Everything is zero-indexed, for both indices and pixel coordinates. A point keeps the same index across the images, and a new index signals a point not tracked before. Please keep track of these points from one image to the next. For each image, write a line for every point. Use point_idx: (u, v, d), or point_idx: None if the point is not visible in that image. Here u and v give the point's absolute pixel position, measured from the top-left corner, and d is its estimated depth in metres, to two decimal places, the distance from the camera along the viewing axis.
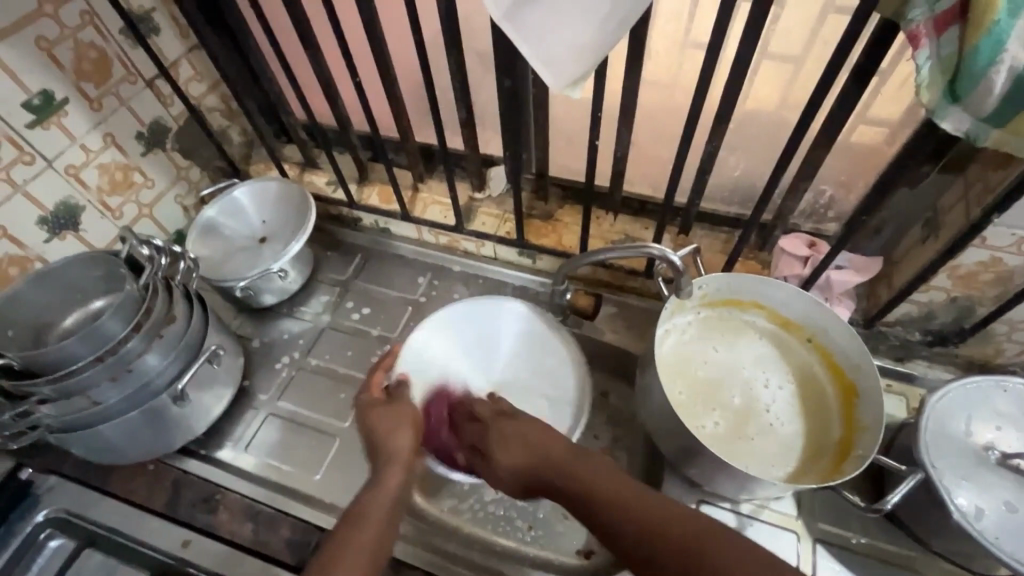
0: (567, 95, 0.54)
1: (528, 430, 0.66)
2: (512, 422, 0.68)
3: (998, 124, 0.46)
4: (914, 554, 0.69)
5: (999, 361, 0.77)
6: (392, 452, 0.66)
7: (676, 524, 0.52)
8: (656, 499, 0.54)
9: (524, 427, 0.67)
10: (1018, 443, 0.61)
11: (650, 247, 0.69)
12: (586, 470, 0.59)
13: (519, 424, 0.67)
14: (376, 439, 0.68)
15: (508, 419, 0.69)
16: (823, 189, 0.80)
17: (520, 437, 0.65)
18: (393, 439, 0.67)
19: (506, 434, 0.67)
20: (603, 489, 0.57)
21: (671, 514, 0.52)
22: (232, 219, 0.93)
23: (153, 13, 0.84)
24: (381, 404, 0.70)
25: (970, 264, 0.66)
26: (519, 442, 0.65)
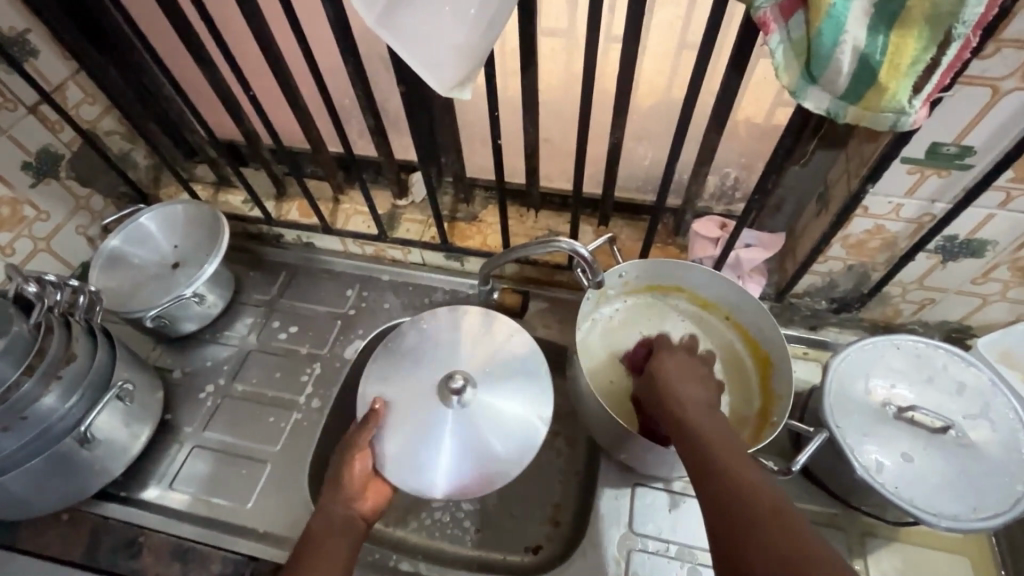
0: (454, 96, 0.54)
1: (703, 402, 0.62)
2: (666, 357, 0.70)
3: (852, 101, 0.49)
4: (836, 511, 0.73)
5: (899, 321, 0.82)
6: (344, 489, 0.65)
7: (764, 517, 0.47)
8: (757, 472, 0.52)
9: (706, 406, 0.61)
10: (912, 396, 0.65)
11: (561, 242, 0.70)
12: (732, 449, 0.55)
13: (686, 400, 0.62)
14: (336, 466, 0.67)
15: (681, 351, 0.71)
16: (727, 172, 0.83)
17: (678, 384, 0.65)
18: (352, 477, 0.66)
19: (684, 399, 0.62)
20: (728, 465, 0.52)
21: (755, 496, 0.49)
22: (139, 247, 0.89)
23: (28, 35, 0.78)
24: (349, 440, 0.68)
25: (858, 233, 0.70)
26: (704, 403, 0.61)
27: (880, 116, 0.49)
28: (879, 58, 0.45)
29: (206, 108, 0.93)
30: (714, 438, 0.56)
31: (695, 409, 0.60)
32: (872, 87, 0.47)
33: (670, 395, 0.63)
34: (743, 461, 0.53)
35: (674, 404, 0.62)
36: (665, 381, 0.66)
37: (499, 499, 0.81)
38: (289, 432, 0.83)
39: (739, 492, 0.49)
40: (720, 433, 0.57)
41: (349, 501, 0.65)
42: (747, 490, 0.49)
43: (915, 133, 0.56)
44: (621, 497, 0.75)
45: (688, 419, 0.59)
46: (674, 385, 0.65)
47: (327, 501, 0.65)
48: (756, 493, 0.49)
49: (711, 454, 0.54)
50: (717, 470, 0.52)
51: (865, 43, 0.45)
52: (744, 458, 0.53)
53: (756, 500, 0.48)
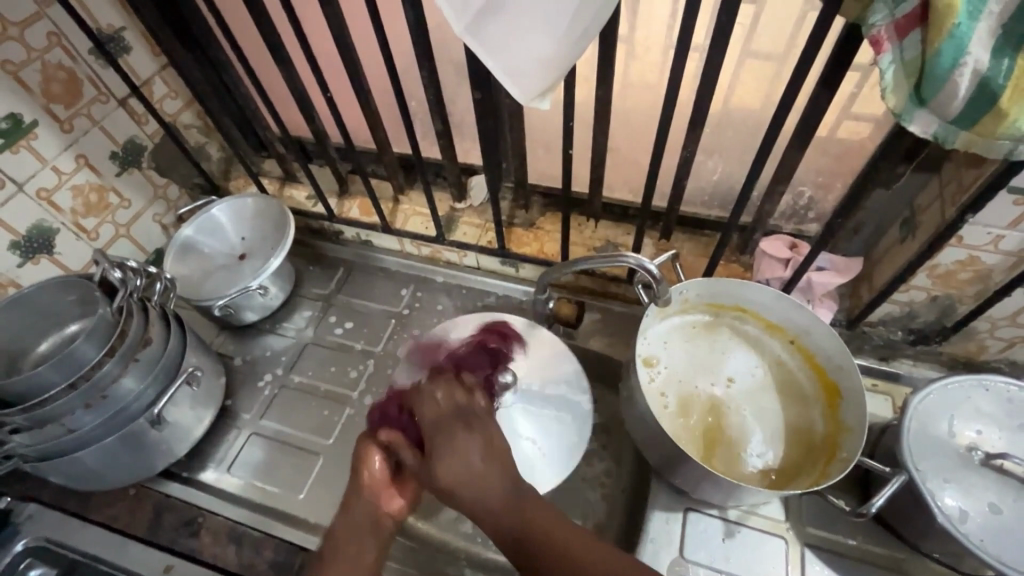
0: (534, 106, 0.53)
1: (472, 453, 0.55)
2: (430, 408, 0.59)
3: (964, 126, 0.46)
4: (902, 556, 0.69)
5: (983, 358, 0.76)
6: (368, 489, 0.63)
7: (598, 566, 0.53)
8: (577, 532, 0.55)
9: (477, 452, 0.56)
10: (1002, 442, 0.61)
11: (627, 256, 0.69)
12: (503, 492, 0.55)
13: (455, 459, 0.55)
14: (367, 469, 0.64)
15: (444, 433, 0.57)
16: (802, 190, 0.80)
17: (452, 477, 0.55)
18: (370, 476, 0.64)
19: (455, 470, 0.55)
20: (557, 538, 0.54)
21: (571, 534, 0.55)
22: (210, 237, 0.93)
23: (123, 32, 0.83)
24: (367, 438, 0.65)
25: (948, 263, 0.66)
26: (446, 419, 0.58)
27: (995, 143, 0.46)
28: (1002, 83, 0.42)
29: (280, 106, 0.96)
30: (458, 488, 0.55)
31: (443, 430, 0.57)
32: (990, 113, 0.44)
33: (454, 489, 0.55)
34: (535, 502, 0.57)
35: (427, 464, 0.57)
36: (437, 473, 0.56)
37: None
38: (341, 426, 0.85)
39: (540, 535, 0.54)
40: (461, 472, 0.55)
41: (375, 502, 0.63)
42: (573, 546, 0.54)
43: None
44: (673, 520, 0.73)
45: (453, 491, 0.55)
46: (432, 457, 0.56)
47: (357, 503, 0.63)
48: (587, 554, 0.54)
49: (527, 509, 0.56)
50: (512, 516, 0.55)
51: (988, 65, 0.42)
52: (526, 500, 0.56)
53: (582, 556, 0.53)
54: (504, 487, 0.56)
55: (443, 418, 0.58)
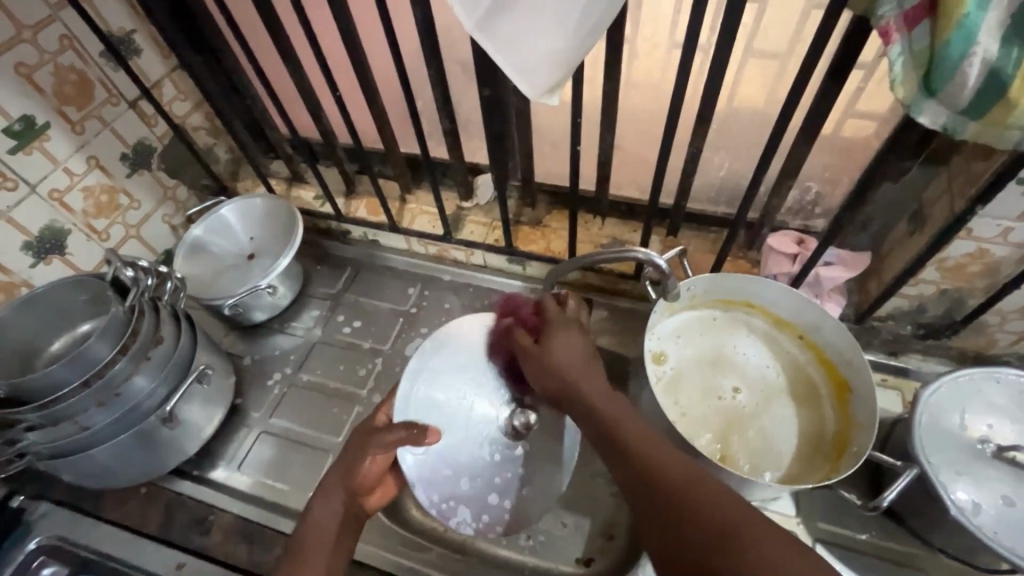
0: (543, 102, 0.54)
1: (578, 352, 0.62)
2: (562, 334, 0.64)
3: (973, 117, 0.46)
4: (914, 551, 0.68)
5: (992, 352, 0.76)
6: (355, 483, 0.64)
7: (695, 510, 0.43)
8: (680, 460, 0.48)
9: (579, 353, 0.62)
10: (1014, 435, 0.61)
11: (636, 251, 0.69)
12: (601, 401, 0.57)
13: (552, 353, 0.63)
14: (351, 464, 0.64)
15: (561, 327, 0.65)
16: (809, 186, 0.80)
17: (563, 360, 0.62)
18: (367, 471, 0.65)
19: (556, 353, 0.63)
20: (609, 417, 0.54)
21: (676, 463, 0.47)
22: (220, 237, 0.93)
23: (133, 35, 0.84)
24: (366, 436, 0.65)
25: (957, 256, 0.66)
26: (584, 355, 0.62)
27: (1004, 133, 0.46)
28: (1012, 73, 0.42)
29: (288, 107, 0.96)
30: (558, 376, 0.61)
31: (563, 322, 0.66)
32: (999, 104, 0.44)
33: (548, 362, 0.63)
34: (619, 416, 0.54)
35: (541, 360, 0.64)
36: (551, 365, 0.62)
37: (555, 509, 0.79)
38: (350, 424, 0.85)
39: (646, 454, 0.49)
40: (570, 360, 0.62)
41: (355, 496, 0.64)
42: (656, 452, 0.49)
43: None
44: None
45: (556, 366, 0.62)
46: (547, 342, 0.64)
47: (332, 493, 0.63)
48: (664, 456, 0.48)
49: (578, 386, 0.59)
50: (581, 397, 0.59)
51: (997, 55, 0.42)
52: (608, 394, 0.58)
53: (641, 449, 0.49)
54: (603, 389, 0.59)
55: (560, 323, 0.66)
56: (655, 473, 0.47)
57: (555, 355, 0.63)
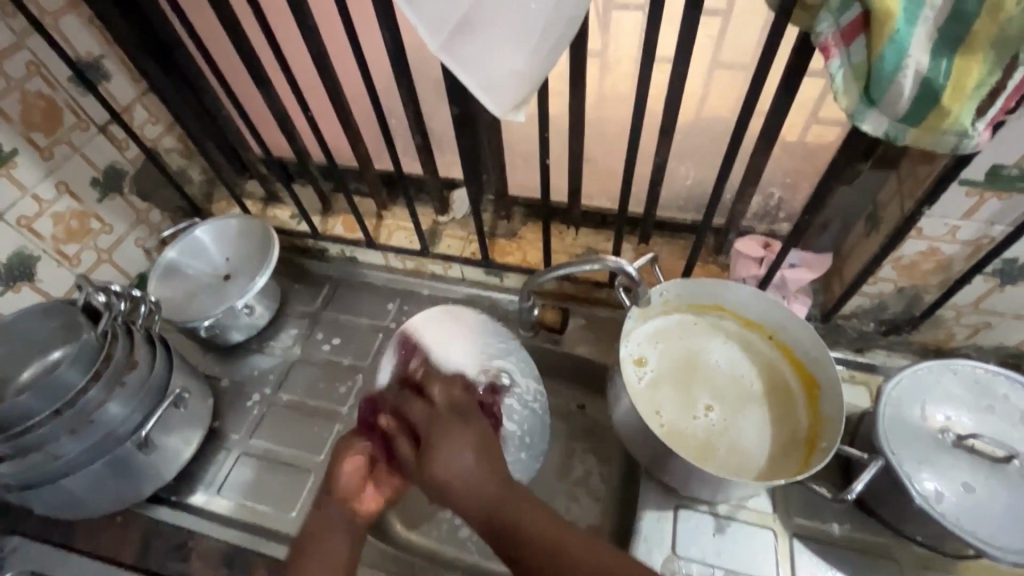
0: (509, 118, 0.56)
1: (452, 419, 0.58)
2: (453, 432, 0.57)
3: (912, 124, 0.49)
4: (886, 541, 0.70)
5: (952, 345, 0.79)
6: (336, 491, 0.65)
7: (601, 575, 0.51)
8: (590, 542, 0.53)
9: (470, 454, 0.56)
10: (972, 423, 0.63)
11: (607, 259, 0.71)
12: (519, 514, 0.54)
13: (448, 461, 0.55)
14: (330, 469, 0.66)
15: (455, 421, 0.58)
16: (771, 192, 0.83)
17: (446, 478, 0.55)
18: (345, 476, 0.65)
19: (442, 470, 0.55)
20: (525, 524, 0.53)
21: (583, 543, 0.53)
22: (194, 259, 0.93)
23: (102, 60, 0.84)
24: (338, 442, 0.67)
25: (911, 255, 0.69)
26: (443, 414, 0.59)
27: (942, 138, 0.49)
28: (943, 82, 0.45)
29: (261, 127, 0.97)
30: (460, 495, 0.55)
31: (443, 423, 0.58)
32: (935, 110, 0.47)
33: (435, 478, 0.55)
34: (525, 497, 0.55)
35: (433, 485, 0.56)
36: (439, 481, 0.55)
37: None
38: (331, 442, 0.85)
39: (550, 540, 0.53)
40: (467, 479, 0.55)
41: (343, 497, 0.64)
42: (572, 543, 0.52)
43: (976, 156, 0.55)
44: (664, 518, 0.74)
45: (450, 484, 0.55)
46: (432, 448, 0.56)
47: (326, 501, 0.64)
48: (572, 537, 0.53)
49: (458, 485, 0.55)
50: (513, 510, 0.54)
51: (928, 66, 0.45)
52: (518, 491, 0.55)
53: (534, 524, 0.53)
54: (494, 494, 0.54)
55: (445, 429, 0.57)
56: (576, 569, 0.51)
57: (443, 468, 0.55)
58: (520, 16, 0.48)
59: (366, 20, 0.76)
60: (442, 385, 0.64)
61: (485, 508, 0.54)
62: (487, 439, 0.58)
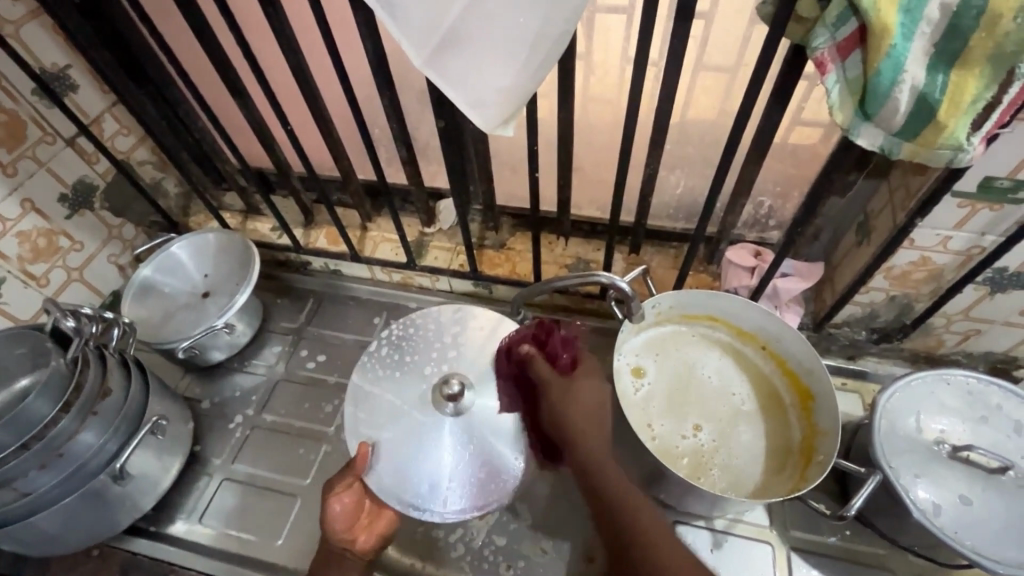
0: (497, 134, 0.54)
1: (597, 396, 0.70)
2: (580, 395, 0.70)
3: (907, 139, 0.48)
4: (883, 552, 0.70)
5: (942, 352, 0.80)
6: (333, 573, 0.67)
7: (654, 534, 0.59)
8: (666, 532, 0.60)
9: (601, 443, 0.67)
10: (966, 434, 0.63)
11: (599, 274, 0.69)
12: (614, 475, 0.64)
13: (590, 452, 0.66)
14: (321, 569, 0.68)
15: (573, 385, 0.71)
16: (762, 200, 0.83)
17: (601, 466, 0.65)
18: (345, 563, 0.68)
19: (581, 398, 0.70)
20: (620, 495, 0.63)
21: (660, 534, 0.59)
22: (171, 277, 0.89)
23: (68, 70, 0.80)
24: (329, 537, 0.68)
25: (903, 265, 0.68)
26: (586, 415, 0.68)
27: (937, 153, 0.48)
28: (938, 97, 0.44)
29: (239, 138, 0.94)
30: (596, 472, 0.65)
31: (592, 377, 0.72)
32: (930, 125, 0.46)
33: (581, 462, 0.67)
34: (623, 488, 0.63)
35: (569, 435, 0.68)
36: (582, 453, 0.66)
37: (532, 536, 0.78)
38: (318, 464, 0.82)
39: (639, 535, 0.60)
40: (597, 459, 0.66)
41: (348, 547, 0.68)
42: (640, 516, 0.61)
43: (969, 168, 0.55)
44: None
45: (577, 444, 0.67)
46: (557, 404, 0.70)
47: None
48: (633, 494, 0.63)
49: (583, 431, 0.68)
50: (588, 440, 0.67)
51: (924, 82, 0.44)
52: (608, 465, 0.65)
53: (640, 517, 0.61)
54: (597, 451, 0.66)
55: (586, 371, 0.73)
56: (629, 522, 0.61)
57: (596, 463, 0.66)
58: (506, 31, 0.46)
59: (346, 28, 0.74)
60: (587, 377, 0.72)
61: (584, 454, 0.66)
62: (604, 401, 0.70)
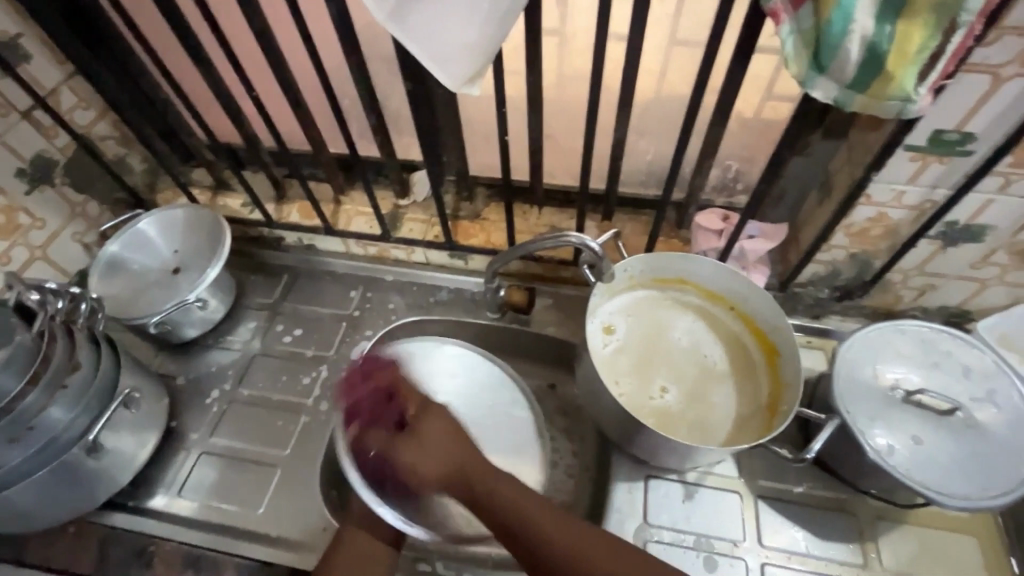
0: (464, 92, 0.54)
1: (442, 429, 0.63)
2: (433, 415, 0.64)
3: (859, 90, 0.50)
4: (844, 497, 0.74)
5: (900, 308, 0.83)
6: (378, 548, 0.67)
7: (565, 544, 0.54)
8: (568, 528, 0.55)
9: (450, 444, 0.62)
10: (919, 379, 0.67)
11: (570, 235, 0.71)
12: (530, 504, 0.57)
13: (416, 464, 0.62)
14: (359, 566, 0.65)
15: (427, 411, 0.65)
16: (729, 164, 0.84)
17: (498, 494, 0.58)
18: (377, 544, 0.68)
19: (426, 441, 0.62)
20: (517, 511, 0.56)
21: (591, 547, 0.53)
22: (139, 253, 0.88)
23: (19, 38, 0.76)
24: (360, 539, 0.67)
25: (861, 221, 0.71)
26: (442, 441, 0.62)
27: (887, 104, 0.50)
28: (886, 47, 0.46)
29: (205, 111, 0.92)
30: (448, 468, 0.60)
31: (426, 406, 0.65)
32: (880, 75, 0.48)
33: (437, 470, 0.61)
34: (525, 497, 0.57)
35: (405, 463, 0.63)
36: (424, 452, 0.62)
37: None
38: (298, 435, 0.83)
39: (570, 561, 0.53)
40: (444, 459, 0.61)
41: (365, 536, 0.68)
42: (553, 536, 0.54)
43: (918, 122, 0.57)
44: (635, 489, 0.75)
45: (484, 505, 0.58)
46: (416, 431, 0.63)
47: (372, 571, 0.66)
48: (531, 503, 0.57)
49: (464, 469, 0.60)
50: (481, 484, 0.59)
51: (873, 31, 0.45)
52: (516, 486, 0.58)
53: (563, 539, 0.54)
54: (491, 472, 0.59)
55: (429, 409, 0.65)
56: (541, 543, 0.54)
57: (422, 449, 0.62)
58: None
59: None
60: (421, 412, 0.65)
61: (497, 483, 0.58)
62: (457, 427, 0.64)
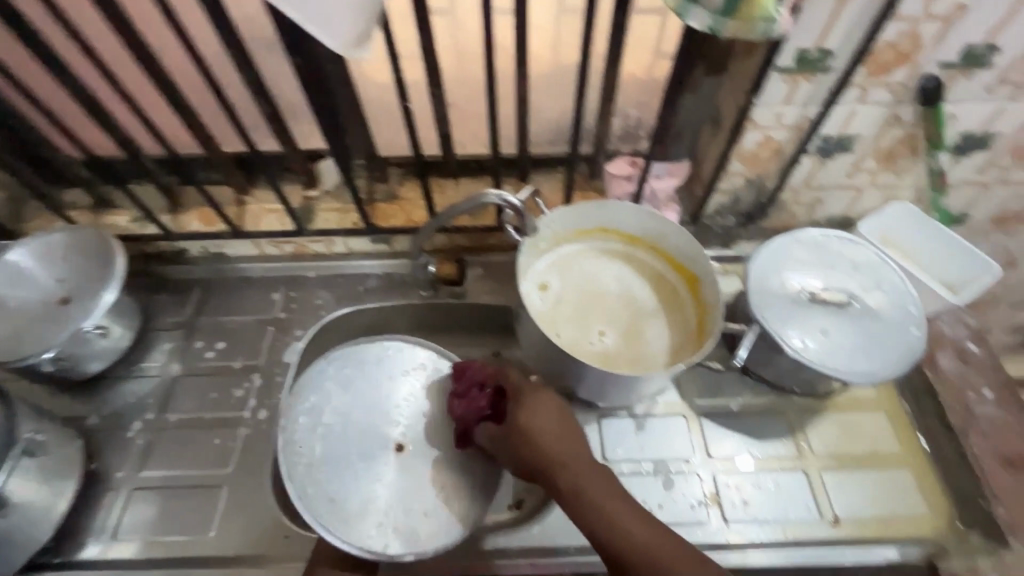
0: (352, 56, 0.51)
1: (551, 411, 0.66)
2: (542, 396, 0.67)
3: (730, 15, 0.53)
4: (774, 399, 0.81)
5: (797, 224, 0.91)
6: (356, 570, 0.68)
7: (632, 521, 0.57)
8: (653, 532, 0.56)
9: (552, 418, 0.65)
10: (820, 281, 0.74)
11: (489, 196, 0.71)
12: (593, 487, 0.59)
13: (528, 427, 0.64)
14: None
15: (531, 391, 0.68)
16: (629, 113, 0.86)
17: (572, 465, 0.61)
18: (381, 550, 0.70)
19: (535, 424, 0.64)
20: (590, 493, 0.59)
21: (666, 552, 0.54)
22: (16, 288, 0.78)
23: None
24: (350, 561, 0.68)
25: (750, 146, 0.77)
26: (552, 421, 0.65)
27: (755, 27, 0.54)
28: None
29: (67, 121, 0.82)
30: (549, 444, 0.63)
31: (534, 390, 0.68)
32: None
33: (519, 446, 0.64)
34: (610, 495, 0.59)
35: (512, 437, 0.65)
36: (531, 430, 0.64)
37: None
38: (239, 450, 0.78)
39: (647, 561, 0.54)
40: (553, 434, 0.64)
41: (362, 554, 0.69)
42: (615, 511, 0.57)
43: (784, 42, 0.64)
44: (590, 432, 0.78)
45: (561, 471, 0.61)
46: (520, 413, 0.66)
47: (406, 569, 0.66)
48: (617, 505, 0.58)
49: (562, 462, 0.62)
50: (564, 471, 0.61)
51: None
52: (587, 466, 0.61)
53: (620, 518, 0.57)
54: (584, 459, 0.62)
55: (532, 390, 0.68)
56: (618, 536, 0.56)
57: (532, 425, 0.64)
58: None
59: None
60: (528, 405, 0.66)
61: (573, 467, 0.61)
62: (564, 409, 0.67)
